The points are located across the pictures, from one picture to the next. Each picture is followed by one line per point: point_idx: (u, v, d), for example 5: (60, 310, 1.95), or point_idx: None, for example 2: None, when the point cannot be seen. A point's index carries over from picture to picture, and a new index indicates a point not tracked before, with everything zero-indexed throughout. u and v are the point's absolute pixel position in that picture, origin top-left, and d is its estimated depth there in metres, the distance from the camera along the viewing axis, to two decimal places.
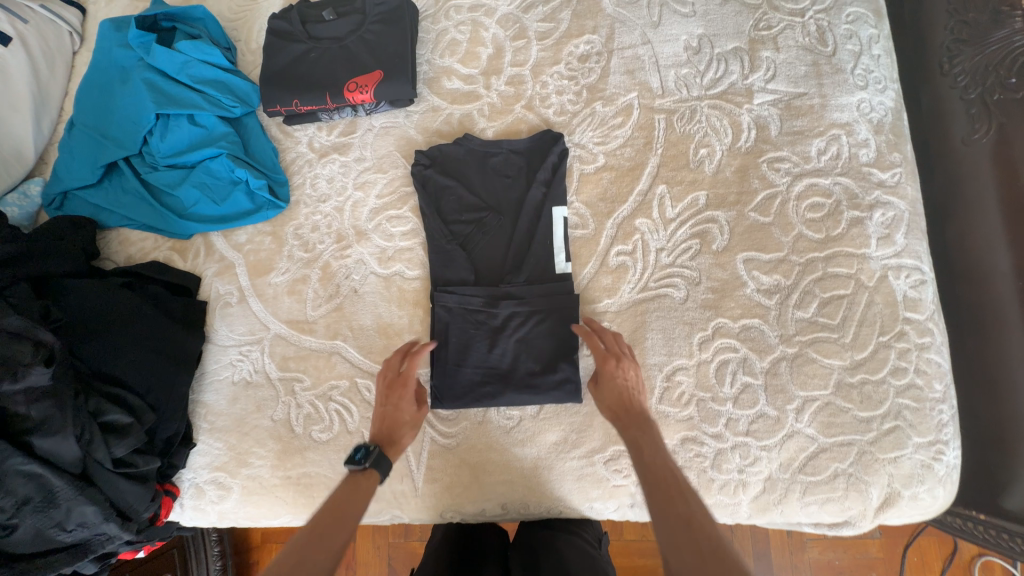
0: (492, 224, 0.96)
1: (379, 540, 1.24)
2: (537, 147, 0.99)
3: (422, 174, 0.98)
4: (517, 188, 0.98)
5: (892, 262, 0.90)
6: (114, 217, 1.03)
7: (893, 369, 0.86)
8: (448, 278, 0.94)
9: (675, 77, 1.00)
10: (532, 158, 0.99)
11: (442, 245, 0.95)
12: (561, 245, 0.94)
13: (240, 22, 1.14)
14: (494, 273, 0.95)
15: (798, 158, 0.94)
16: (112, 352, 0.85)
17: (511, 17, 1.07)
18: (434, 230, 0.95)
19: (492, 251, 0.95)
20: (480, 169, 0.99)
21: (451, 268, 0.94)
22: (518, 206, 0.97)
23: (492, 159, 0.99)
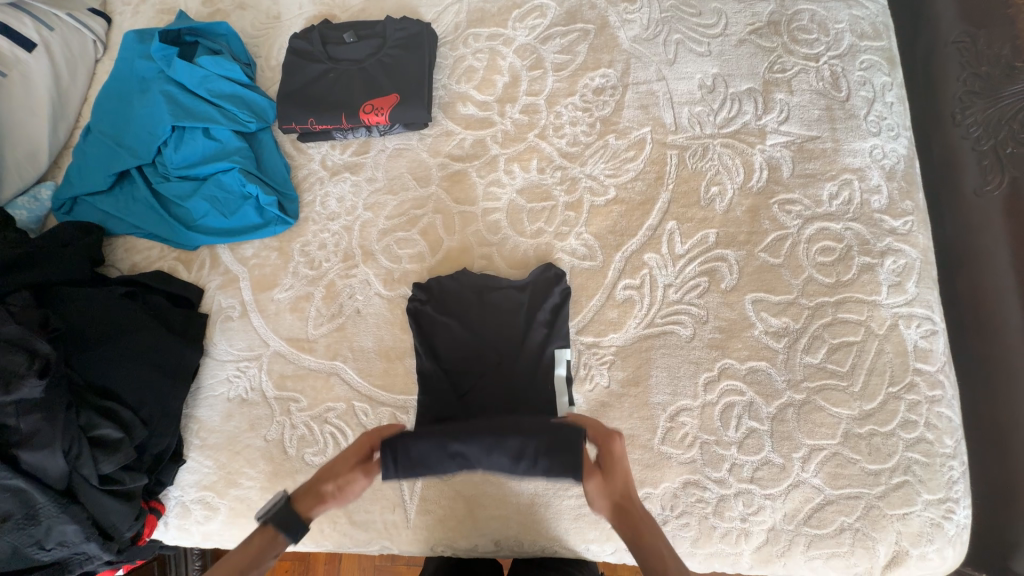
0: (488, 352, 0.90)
1: (365, 563, 1.20)
2: (535, 292, 0.94)
3: (416, 310, 0.93)
4: (518, 322, 0.92)
5: (903, 311, 0.89)
6: (121, 224, 1.03)
7: (903, 422, 0.84)
8: (439, 412, 0.87)
9: (689, 114, 1.01)
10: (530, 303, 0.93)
11: (434, 382, 0.89)
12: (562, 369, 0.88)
13: (262, 38, 1.15)
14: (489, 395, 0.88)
15: (810, 201, 0.94)
16: (108, 365, 0.84)
17: (528, 47, 1.09)
18: (426, 369, 0.89)
19: (488, 380, 0.88)
20: (470, 340, 0.91)
21: (437, 396, 0.88)
22: (516, 342, 0.91)
23: (481, 357, 0.91)
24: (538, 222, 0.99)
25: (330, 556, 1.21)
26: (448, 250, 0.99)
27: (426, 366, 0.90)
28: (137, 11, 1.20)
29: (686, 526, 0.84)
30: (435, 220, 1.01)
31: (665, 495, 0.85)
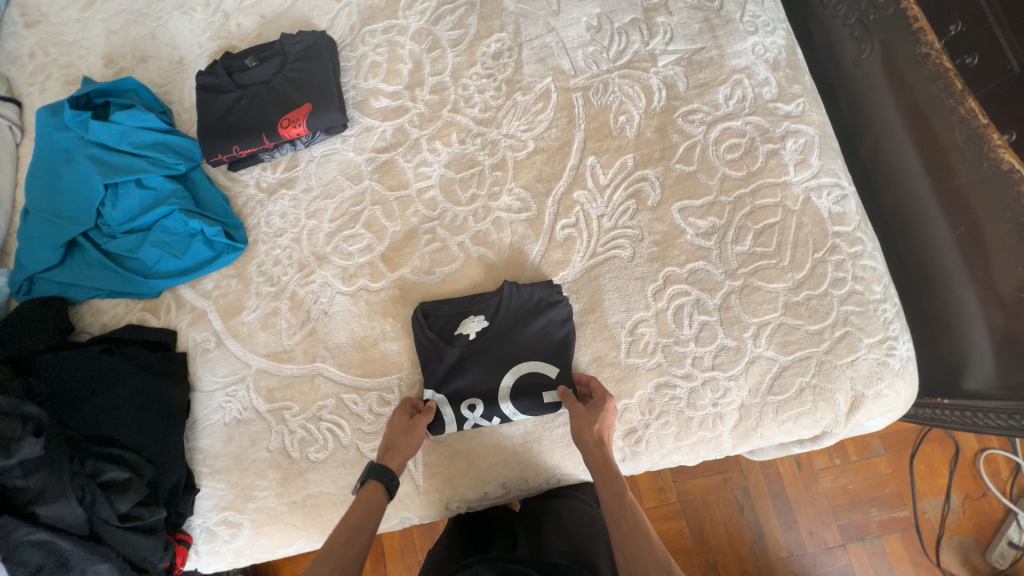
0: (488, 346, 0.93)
1: (409, 561, 1.28)
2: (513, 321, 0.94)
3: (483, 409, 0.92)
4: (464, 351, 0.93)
5: (812, 184, 0.96)
6: (82, 290, 1.06)
7: (833, 281, 0.92)
8: (538, 380, 0.92)
9: (584, 56, 1.07)
10: (448, 323, 0.96)
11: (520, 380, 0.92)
12: (457, 313, 0.97)
13: (171, 85, 1.18)
14: (497, 339, 0.93)
15: (709, 107, 1.01)
16: (101, 415, 0.89)
17: (423, 31, 1.14)
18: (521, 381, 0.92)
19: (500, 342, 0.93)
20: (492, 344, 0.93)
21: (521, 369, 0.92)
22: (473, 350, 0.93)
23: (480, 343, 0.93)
24: (470, 189, 1.05)
25: (374, 546, 1.30)
26: (395, 236, 1.05)
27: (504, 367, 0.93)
28: (44, 88, 1.22)
29: (668, 424, 0.92)
30: (376, 212, 1.06)
31: (642, 402, 0.92)
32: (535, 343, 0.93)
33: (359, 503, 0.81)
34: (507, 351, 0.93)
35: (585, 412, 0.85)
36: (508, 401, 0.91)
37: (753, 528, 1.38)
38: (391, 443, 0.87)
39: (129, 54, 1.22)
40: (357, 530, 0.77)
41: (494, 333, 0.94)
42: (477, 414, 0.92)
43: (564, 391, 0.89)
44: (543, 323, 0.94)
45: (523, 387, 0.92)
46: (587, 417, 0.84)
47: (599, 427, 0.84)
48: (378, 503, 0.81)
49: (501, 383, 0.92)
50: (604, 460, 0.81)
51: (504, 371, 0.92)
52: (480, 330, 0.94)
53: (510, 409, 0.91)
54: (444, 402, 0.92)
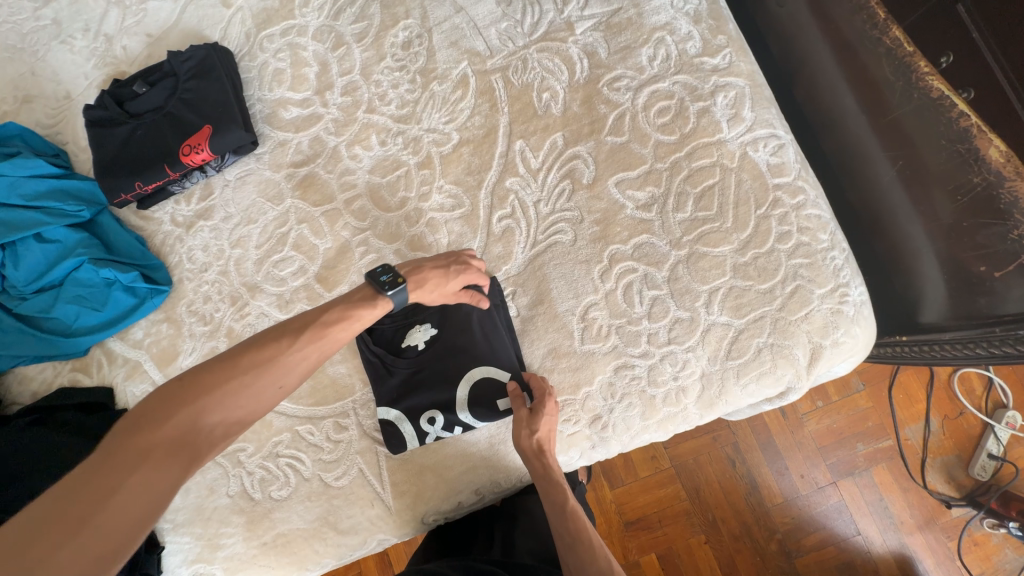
0: (438, 354, 0.90)
1: None
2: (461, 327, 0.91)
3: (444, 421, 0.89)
4: (417, 364, 0.90)
5: (747, 138, 0.93)
6: (2, 360, 0.98)
7: (779, 236, 0.90)
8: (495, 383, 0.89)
9: (498, 33, 1.01)
10: (394, 337, 0.92)
11: (477, 386, 0.89)
12: (403, 325, 0.92)
13: (62, 124, 1.09)
14: (447, 348, 0.90)
15: (633, 71, 0.96)
16: (39, 492, 0.84)
17: (324, 28, 1.06)
18: (478, 387, 0.89)
19: (450, 351, 0.90)
20: (444, 353, 0.90)
21: (476, 374, 0.89)
22: (425, 362, 0.90)
23: (431, 354, 0.90)
24: (399, 192, 0.99)
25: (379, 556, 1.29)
26: (327, 253, 0.99)
27: (456, 373, 0.90)
28: None
29: (632, 406, 0.90)
30: (303, 231, 1.00)
31: (603, 387, 0.90)
32: (486, 345, 0.90)
33: (306, 321, 0.70)
34: (460, 358, 0.90)
35: (524, 420, 0.85)
36: (466, 410, 0.89)
37: (747, 480, 1.39)
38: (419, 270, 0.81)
39: (11, 96, 1.11)
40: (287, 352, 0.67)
41: (443, 341, 0.91)
42: (437, 428, 0.89)
43: (515, 391, 0.87)
44: (493, 324, 0.92)
45: (479, 393, 0.89)
46: (525, 428, 0.84)
47: (539, 437, 0.84)
48: (345, 332, 0.72)
49: (456, 394, 0.89)
50: (544, 470, 0.83)
51: (456, 381, 0.89)
52: (427, 340, 0.91)
53: (469, 417, 0.89)
54: (403, 420, 0.89)
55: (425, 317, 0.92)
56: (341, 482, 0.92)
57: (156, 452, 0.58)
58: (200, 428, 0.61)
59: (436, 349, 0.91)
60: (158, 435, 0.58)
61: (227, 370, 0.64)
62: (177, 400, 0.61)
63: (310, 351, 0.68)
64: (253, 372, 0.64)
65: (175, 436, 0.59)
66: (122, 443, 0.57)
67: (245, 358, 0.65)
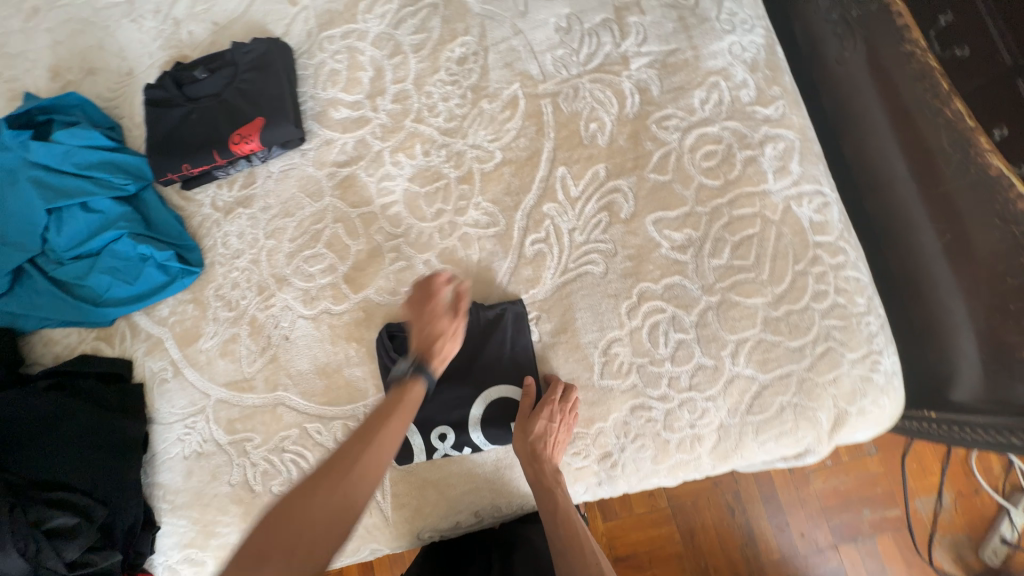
0: (456, 370, 0.91)
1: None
2: (482, 346, 0.92)
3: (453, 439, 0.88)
4: (435, 377, 0.91)
5: (792, 192, 0.92)
6: (30, 320, 1.00)
7: (814, 294, 0.88)
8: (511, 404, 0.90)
9: (553, 59, 1.02)
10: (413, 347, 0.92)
11: (494, 405, 0.90)
12: None
13: (120, 98, 1.12)
14: (467, 364, 0.91)
15: (684, 112, 0.96)
16: (48, 458, 0.85)
17: (384, 36, 1.08)
18: (494, 406, 0.90)
19: (470, 367, 0.91)
20: (463, 370, 0.91)
21: (493, 393, 0.90)
22: (443, 376, 0.90)
23: (450, 369, 0.91)
24: (436, 204, 1.00)
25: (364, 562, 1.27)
26: (358, 255, 1.00)
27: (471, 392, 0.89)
28: None
29: (644, 447, 0.88)
30: (337, 230, 1.01)
31: (617, 425, 0.88)
32: (503, 367, 0.91)
33: (394, 401, 0.79)
34: (479, 376, 0.91)
35: (522, 420, 0.86)
36: (478, 429, 0.89)
37: (744, 530, 1.35)
38: (428, 342, 0.85)
39: (77, 66, 1.15)
40: (385, 422, 0.75)
41: (464, 358, 0.92)
42: (446, 445, 0.88)
43: (528, 388, 0.88)
44: (514, 345, 0.92)
45: (494, 412, 0.90)
46: (525, 430, 0.84)
47: (535, 441, 0.84)
48: (416, 395, 0.80)
49: (472, 410, 0.90)
50: (537, 473, 0.84)
51: (473, 398, 0.90)
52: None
53: (480, 438, 0.89)
54: (415, 431, 0.88)
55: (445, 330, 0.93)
56: None
57: (298, 521, 0.63)
58: (334, 490, 0.67)
59: (457, 364, 0.92)
60: (292, 503, 0.65)
61: (348, 448, 0.72)
62: (314, 487, 0.67)
63: (400, 423, 0.76)
64: (365, 448, 0.72)
65: (315, 512, 0.65)
66: (270, 520, 0.64)
67: (354, 434, 0.74)
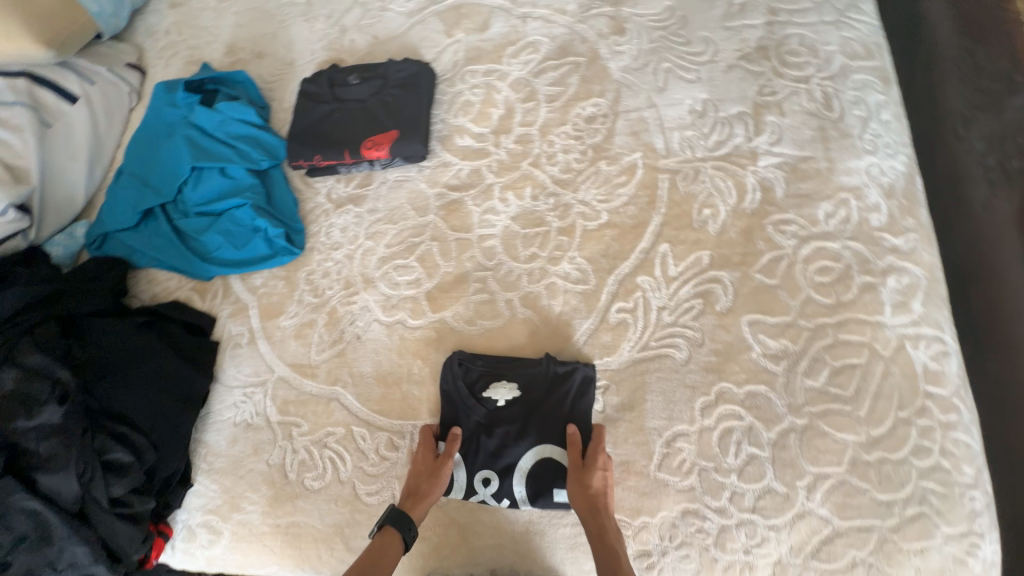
0: (514, 415, 0.88)
1: None
2: (545, 398, 0.88)
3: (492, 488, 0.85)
4: (491, 416, 0.88)
5: (910, 331, 0.85)
6: (145, 257, 1.10)
7: (915, 448, 0.80)
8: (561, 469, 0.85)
9: (680, 138, 1.02)
10: (480, 380, 0.91)
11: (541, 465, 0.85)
12: (493, 372, 0.91)
13: (277, 84, 1.24)
14: (526, 412, 0.88)
15: (805, 220, 0.93)
16: (124, 391, 0.89)
17: (522, 81, 1.13)
18: (543, 465, 0.85)
19: (528, 416, 0.87)
20: (521, 418, 0.87)
21: (544, 452, 0.85)
22: (500, 418, 0.88)
23: (508, 413, 0.88)
24: (531, 247, 1.01)
25: None
26: (445, 276, 1.02)
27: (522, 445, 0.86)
28: (167, 64, 1.31)
29: (687, 558, 0.81)
30: (432, 248, 1.04)
31: (664, 525, 0.83)
32: (564, 427, 0.86)
33: (372, 549, 0.78)
34: (536, 429, 0.86)
35: (576, 471, 0.81)
36: (522, 482, 0.85)
37: None
38: (415, 487, 0.84)
39: (250, 48, 1.29)
40: (374, 558, 0.76)
41: (525, 404, 0.88)
42: (487, 491, 0.85)
43: (572, 438, 0.83)
44: (578, 407, 0.87)
45: (543, 470, 0.85)
46: (580, 480, 0.80)
47: (596, 493, 0.79)
48: (393, 551, 0.78)
49: (521, 460, 0.86)
50: (599, 528, 0.76)
51: (525, 450, 0.86)
52: (509, 399, 0.89)
53: (523, 492, 0.85)
54: (458, 466, 0.87)
55: (513, 371, 0.91)
56: (371, 499, 0.90)
57: None
58: None
59: (516, 410, 0.88)
60: None
61: None
62: None
63: (389, 545, 0.78)
64: None
65: None
66: None
67: None
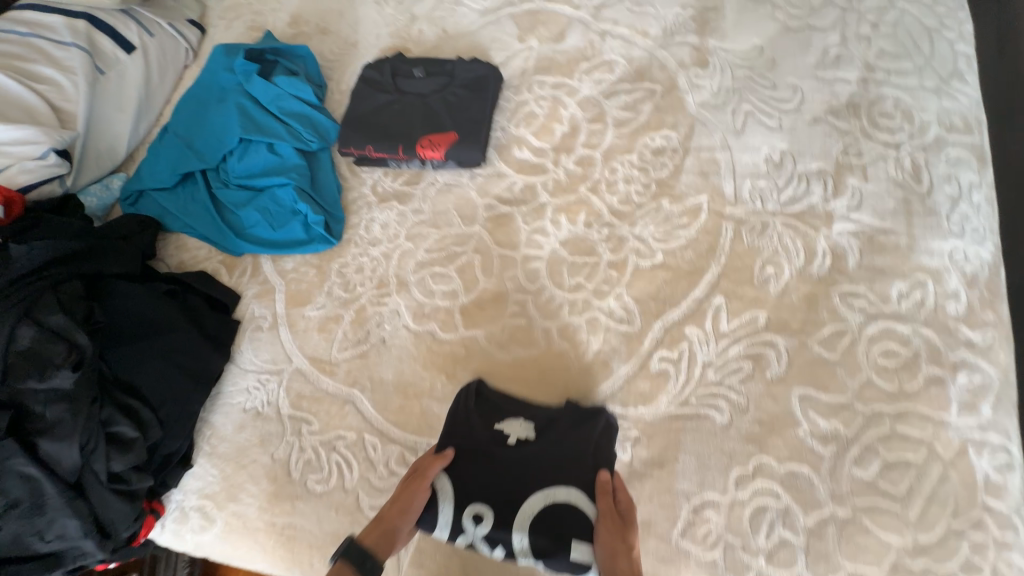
0: (522, 453, 0.78)
1: None
2: (560, 440, 0.79)
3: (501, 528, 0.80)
4: (496, 449, 0.78)
5: (974, 435, 0.79)
6: (177, 221, 1.06)
7: (965, 565, 0.74)
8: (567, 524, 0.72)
9: (752, 187, 0.96)
10: (493, 413, 0.84)
11: (543, 517, 0.73)
12: (508, 407, 0.85)
13: (337, 63, 1.20)
14: (536, 452, 0.78)
15: (875, 297, 0.87)
16: (139, 361, 0.85)
17: (592, 100, 1.08)
18: (545, 517, 0.73)
19: (537, 457, 0.78)
20: (530, 456, 0.78)
21: (553, 502, 0.74)
22: (505, 454, 0.78)
23: (517, 450, 0.78)
24: (578, 276, 0.96)
25: None
26: (483, 292, 0.97)
27: None
28: (228, 25, 1.27)
29: None
30: (474, 260, 1.00)
31: None
32: (581, 474, 0.76)
33: None
34: (545, 470, 0.76)
35: (615, 528, 0.70)
36: (523, 532, 0.72)
37: None
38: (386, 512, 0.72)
39: (314, 22, 1.25)
40: None
41: (537, 442, 0.80)
42: (477, 531, 0.73)
43: (604, 485, 0.74)
44: (596, 456, 0.78)
45: (549, 520, 0.73)
46: (618, 537, 0.69)
47: (635, 557, 0.68)
48: None
49: (526, 501, 0.74)
50: None
51: (531, 489, 0.75)
52: (523, 437, 0.80)
53: (522, 543, 0.72)
54: (448, 499, 0.74)
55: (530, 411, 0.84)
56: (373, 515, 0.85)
57: None
58: None
59: (526, 448, 0.79)
60: None
61: None
62: None
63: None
64: None
65: None
66: None
67: None
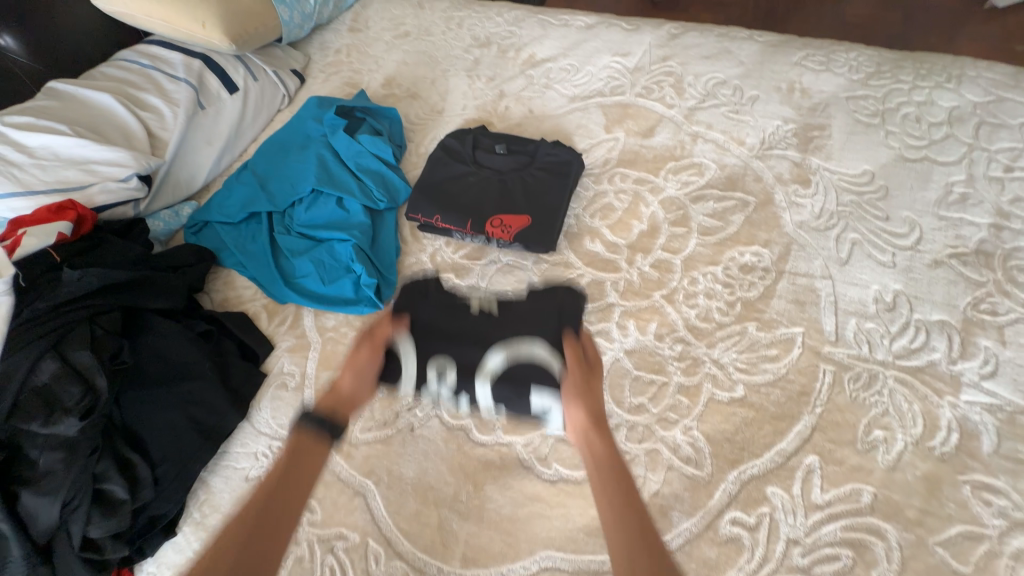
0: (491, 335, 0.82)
1: None
2: (531, 320, 0.83)
3: None
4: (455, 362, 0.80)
5: None
6: (232, 257, 1.04)
7: None
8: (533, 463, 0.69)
9: (856, 327, 0.84)
10: (446, 301, 0.87)
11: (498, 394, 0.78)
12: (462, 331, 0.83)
13: (421, 127, 1.21)
14: (479, 333, 0.83)
15: (1019, 497, 0.69)
16: (153, 408, 0.79)
17: (676, 201, 1.01)
18: (503, 396, 0.78)
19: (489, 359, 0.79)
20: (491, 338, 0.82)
21: (525, 366, 0.78)
22: (473, 337, 0.82)
23: (468, 323, 0.84)
24: (640, 395, 0.84)
25: None
26: None
27: None
28: (326, 79, 1.33)
29: None
30: None
31: None
32: (556, 338, 0.80)
33: (287, 453, 0.65)
34: (507, 332, 0.82)
35: (581, 374, 0.73)
36: (485, 381, 0.78)
37: None
38: (341, 387, 0.74)
39: (407, 86, 1.28)
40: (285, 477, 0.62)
41: (512, 318, 0.84)
42: (442, 386, 0.80)
43: (576, 350, 0.77)
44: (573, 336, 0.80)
45: (511, 374, 0.78)
46: (589, 394, 0.71)
47: (601, 403, 0.70)
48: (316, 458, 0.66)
49: (487, 357, 0.80)
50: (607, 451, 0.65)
51: (492, 347, 0.80)
52: (483, 310, 0.85)
53: (484, 396, 0.78)
54: (411, 355, 0.80)
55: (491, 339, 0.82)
56: None
57: None
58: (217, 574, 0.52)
59: (495, 322, 0.84)
60: None
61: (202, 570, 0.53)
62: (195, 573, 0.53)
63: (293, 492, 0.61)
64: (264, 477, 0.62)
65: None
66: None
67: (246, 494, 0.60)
